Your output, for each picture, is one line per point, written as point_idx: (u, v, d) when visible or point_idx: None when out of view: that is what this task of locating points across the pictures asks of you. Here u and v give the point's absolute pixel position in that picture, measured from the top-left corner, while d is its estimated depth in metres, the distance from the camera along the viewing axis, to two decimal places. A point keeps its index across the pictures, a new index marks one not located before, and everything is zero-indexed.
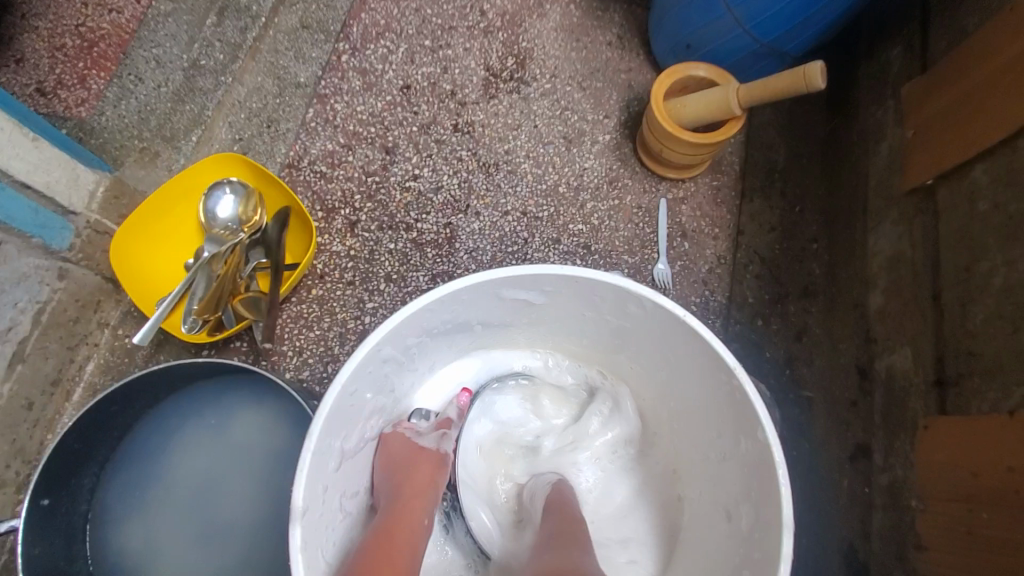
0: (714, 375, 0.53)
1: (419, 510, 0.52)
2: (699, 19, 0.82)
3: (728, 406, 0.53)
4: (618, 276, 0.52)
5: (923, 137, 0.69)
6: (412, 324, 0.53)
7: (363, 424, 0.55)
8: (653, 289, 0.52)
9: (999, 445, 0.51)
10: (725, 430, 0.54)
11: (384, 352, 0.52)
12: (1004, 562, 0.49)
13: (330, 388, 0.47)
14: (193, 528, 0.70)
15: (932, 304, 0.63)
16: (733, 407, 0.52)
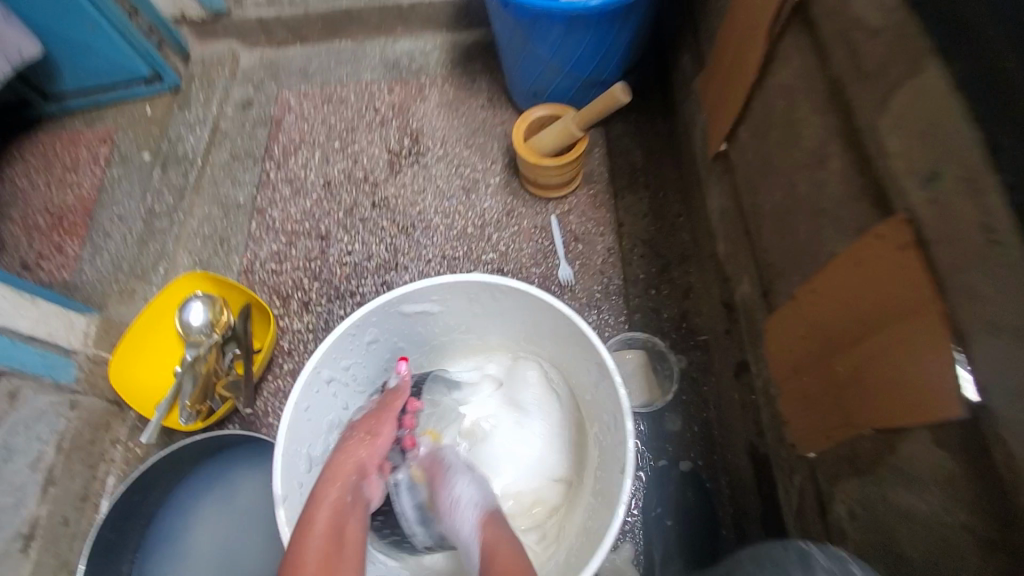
0: (568, 326, 0.69)
1: (342, 487, 0.58)
2: (533, 74, 1.05)
3: (583, 345, 0.68)
4: (475, 273, 0.69)
5: (713, 115, 0.89)
6: (341, 352, 0.69)
7: (326, 436, 0.70)
8: (503, 275, 0.68)
9: (797, 320, 0.65)
10: (592, 366, 0.69)
11: (324, 374, 0.68)
12: (818, 408, 0.61)
13: (285, 406, 0.62)
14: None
15: (747, 236, 0.80)
16: (587, 345, 0.68)
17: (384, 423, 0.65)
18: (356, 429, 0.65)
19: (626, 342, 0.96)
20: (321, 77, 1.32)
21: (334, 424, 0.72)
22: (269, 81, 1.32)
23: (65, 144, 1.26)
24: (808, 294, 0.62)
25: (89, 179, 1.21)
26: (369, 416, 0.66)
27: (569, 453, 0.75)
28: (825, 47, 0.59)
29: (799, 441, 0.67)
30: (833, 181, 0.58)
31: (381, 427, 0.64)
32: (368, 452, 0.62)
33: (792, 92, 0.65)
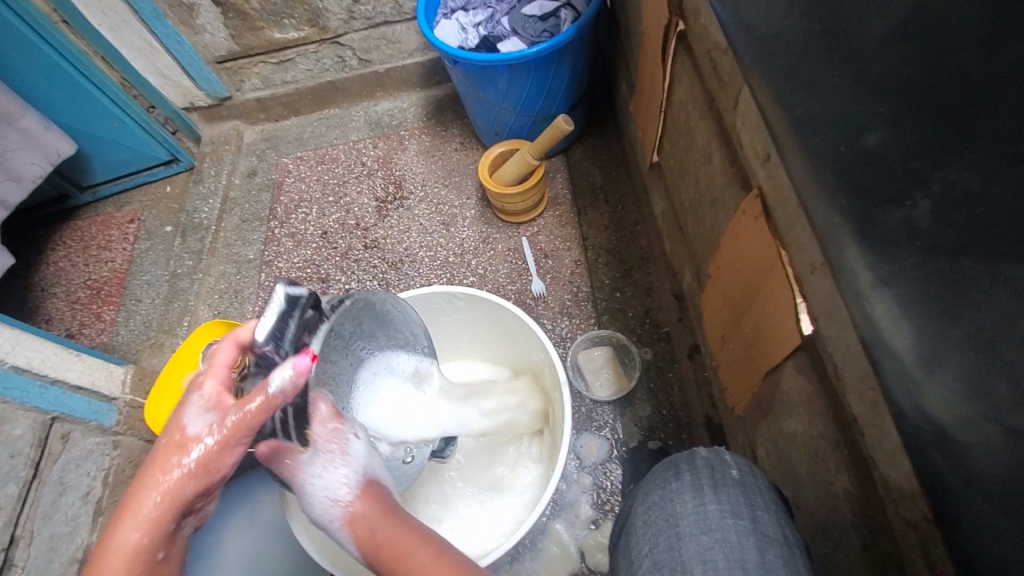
0: (516, 323, 0.79)
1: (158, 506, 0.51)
2: (491, 117, 1.20)
3: (531, 338, 0.78)
4: (434, 286, 0.80)
5: (645, 132, 1.02)
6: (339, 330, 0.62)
7: None
8: (457, 286, 0.80)
9: (714, 295, 0.75)
10: (541, 356, 0.79)
11: None
12: (738, 367, 0.71)
13: None
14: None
15: (681, 231, 0.91)
16: (533, 338, 0.78)
17: (239, 434, 0.51)
18: (169, 435, 0.52)
19: (595, 340, 1.06)
20: (314, 142, 1.49)
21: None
22: (270, 151, 1.50)
23: (99, 227, 1.45)
24: (716, 272, 0.73)
25: (121, 253, 1.39)
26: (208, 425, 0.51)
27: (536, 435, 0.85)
28: (699, 66, 0.71)
29: (733, 401, 0.76)
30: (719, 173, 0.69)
31: (200, 427, 0.52)
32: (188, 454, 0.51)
33: (686, 105, 0.78)
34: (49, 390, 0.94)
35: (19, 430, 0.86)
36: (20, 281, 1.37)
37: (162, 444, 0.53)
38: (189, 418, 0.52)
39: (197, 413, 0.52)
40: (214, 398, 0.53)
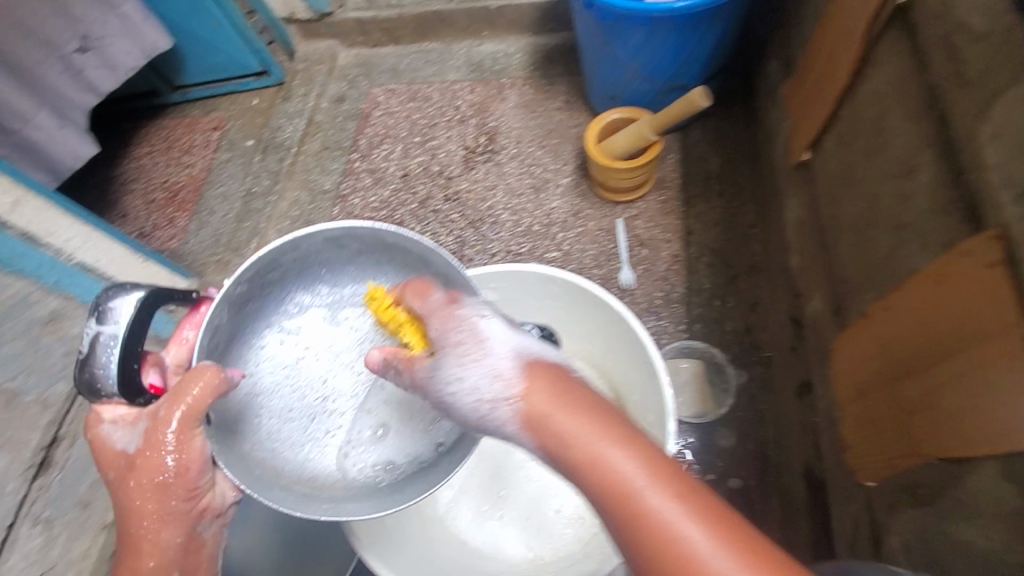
0: (617, 322, 0.69)
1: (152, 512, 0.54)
2: (611, 77, 1.06)
3: (631, 343, 0.68)
4: (531, 263, 0.70)
5: (797, 122, 0.85)
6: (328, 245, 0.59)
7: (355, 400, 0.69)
8: (557, 268, 0.70)
9: (866, 339, 0.61)
10: (640, 364, 0.69)
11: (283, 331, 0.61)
12: (882, 433, 0.58)
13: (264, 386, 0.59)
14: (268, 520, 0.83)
15: (823, 250, 0.76)
16: (635, 342, 0.68)
17: (191, 418, 0.51)
18: (110, 463, 0.55)
19: (683, 350, 0.94)
20: (409, 75, 1.39)
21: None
22: (362, 78, 1.41)
23: (183, 129, 1.42)
24: (880, 312, 0.58)
25: (200, 160, 1.35)
26: (165, 438, 0.52)
27: None
28: (923, 52, 0.56)
29: (858, 467, 0.62)
30: (920, 194, 0.56)
31: (132, 456, 0.54)
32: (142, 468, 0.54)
33: (882, 99, 0.62)
34: None
35: (78, 329, 0.87)
36: (103, 171, 1.36)
37: (115, 482, 0.55)
38: (130, 444, 0.54)
39: (127, 436, 0.54)
40: (133, 415, 0.54)
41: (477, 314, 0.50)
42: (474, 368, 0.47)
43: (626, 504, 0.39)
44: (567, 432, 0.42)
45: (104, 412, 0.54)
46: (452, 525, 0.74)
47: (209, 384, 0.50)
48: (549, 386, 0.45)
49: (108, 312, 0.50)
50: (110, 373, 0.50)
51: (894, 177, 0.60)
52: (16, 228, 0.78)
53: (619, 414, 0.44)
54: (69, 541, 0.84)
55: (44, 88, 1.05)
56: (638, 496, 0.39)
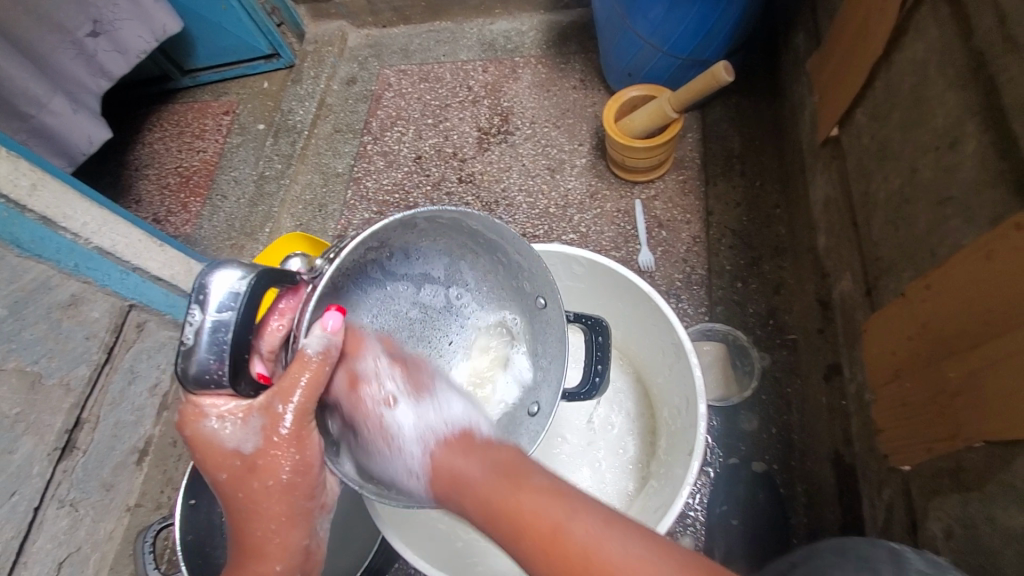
0: (643, 303, 0.68)
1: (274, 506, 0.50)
2: (629, 53, 1.03)
3: (657, 323, 0.67)
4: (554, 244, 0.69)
5: (825, 97, 0.83)
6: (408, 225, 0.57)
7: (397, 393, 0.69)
8: (581, 248, 0.69)
9: (903, 320, 0.59)
10: (666, 345, 0.67)
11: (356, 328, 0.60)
12: (920, 417, 0.56)
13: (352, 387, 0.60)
14: None
15: (854, 229, 0.73)
16: (661, 322, 0.66)
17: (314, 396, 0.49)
18: (213, 467, 0.49)
19: (705, 334, 0.92)
20: (420, 55, 1.36)
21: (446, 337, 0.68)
22: (373, 59, 1.39)
23: (195, 114, 1.41)
24: (919, 292, 0.56)
25: (212, 145, 1.34)
26: (274, 432, 0.48)
27: (634, 431, 0.75)
28: (972, 15, 0.53)
29: (893, 451, 0.61)
30: (964, 167, 0.53)
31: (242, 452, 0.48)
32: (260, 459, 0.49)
33: (922, 69, 0.60)
34: (129, 277, 0.90)
35: (97, 313, 0.87)
36: (116, 157, 1.36)
37: (221, 483, 0.49)
38: (241, 440, 0.48)
39: (241, 432, 0.48)
40: (242, 408, 0.47)
41: (381, 372, 0.55)
42: (390, 440, 0.54)
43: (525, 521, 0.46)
44: (496, 500, 0.48)
45: (209, 404, 0.46)
46: None
47: (326, 358, 0.49)
48: (466, 453, 0.53)
49: (231, 296, 0.43)
50: (232, 362, 0.44)
51: (934, 151, 0.57)
52: (33, 212, 0.76)
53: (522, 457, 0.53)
54: (93, 524, 0.85)
55: (57, 72, 1.04)
56: (537, 512, 0.46)
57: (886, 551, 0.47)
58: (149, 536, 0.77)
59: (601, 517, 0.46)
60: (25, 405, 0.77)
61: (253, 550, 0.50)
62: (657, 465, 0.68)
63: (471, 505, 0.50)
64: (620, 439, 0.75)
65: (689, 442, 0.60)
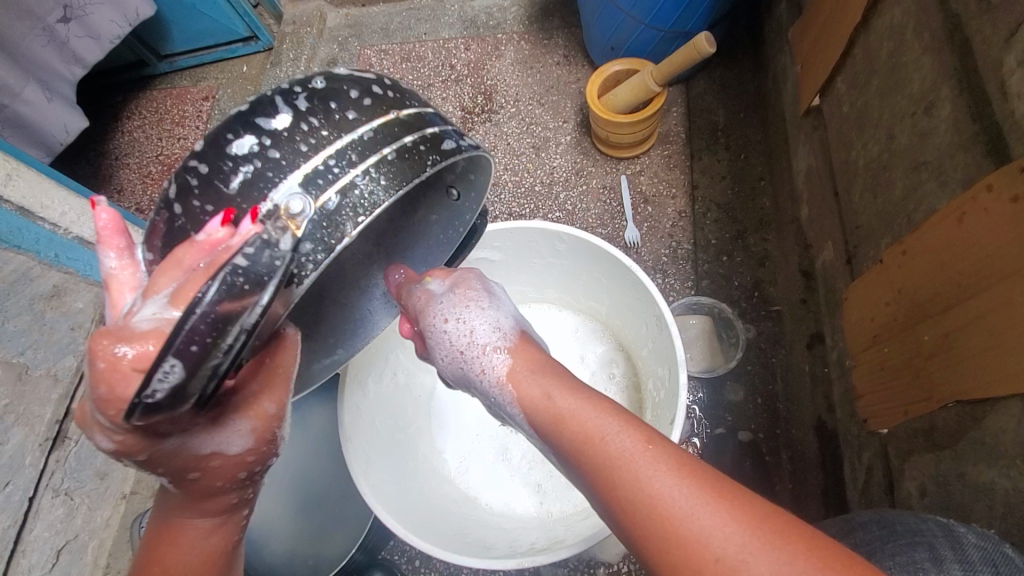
0: (624, 274, 0.68)
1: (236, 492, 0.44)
2: (611, 27, 1.01)
3: (639, 296, 0.68)
4: (536, 220, 0.69)
5: (807, 65, 0.82)
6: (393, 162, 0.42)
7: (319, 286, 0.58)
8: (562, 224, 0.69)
9: (882, 285, 0.59)
10: (648, 316, 0.68)
11: None
12: (898, 381, 0.57)
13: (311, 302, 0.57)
14: (285, 481, 0.85)
15: (836, 198, 0.74)
16: (642, 294, 0.67)
17: (282, 380, 0.44)
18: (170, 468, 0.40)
19: (691, 307, 0.93)
20: (401, 34, 1.34)
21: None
22: (352, 40, 1.36)
23: (173, 100, 1.38)
24: (896, 258, 0.57)
25: (194, 132, 1.33)
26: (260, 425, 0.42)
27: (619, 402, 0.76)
28: None
29: (872, 416, 0.62)
30: (939, 131, 0.53)
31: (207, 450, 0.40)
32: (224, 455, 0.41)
33: (899, 33, 0.59)
34: None
35: (81, 303, 0.87)
36: (95, 147, 1.34)
37: (190, 481, 0.41)
38: (218, 443, 0.40)
39: (219, 438, 0.40)
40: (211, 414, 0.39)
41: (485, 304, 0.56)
42: (474, 322, 0.55)
43: (613, 482, 0.38)
44: (589, 424, 0.42)
45: (166, 429, 0.37)
46: (465, 485, 0.74)
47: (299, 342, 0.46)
48: (531, 361, 0.51)
49: (225, 326, 0.31)
50: (208, 391, 0.33)
51: (911, 117, 0.57)
52: (12, 202, 0.75)
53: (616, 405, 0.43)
54: (90, 512, 0.86)
55: (28, 59, 1.02)
56: (627, 473, 0.38)
57: (890, 515, 0.48)
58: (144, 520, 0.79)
59: (703, 491, 0.35)
60: (13, 396, 0.77)
61: (218, 513, 0.45)
62: None
63: (537, 406, 0.46)
64: None
65: (671, 410, 0.61)
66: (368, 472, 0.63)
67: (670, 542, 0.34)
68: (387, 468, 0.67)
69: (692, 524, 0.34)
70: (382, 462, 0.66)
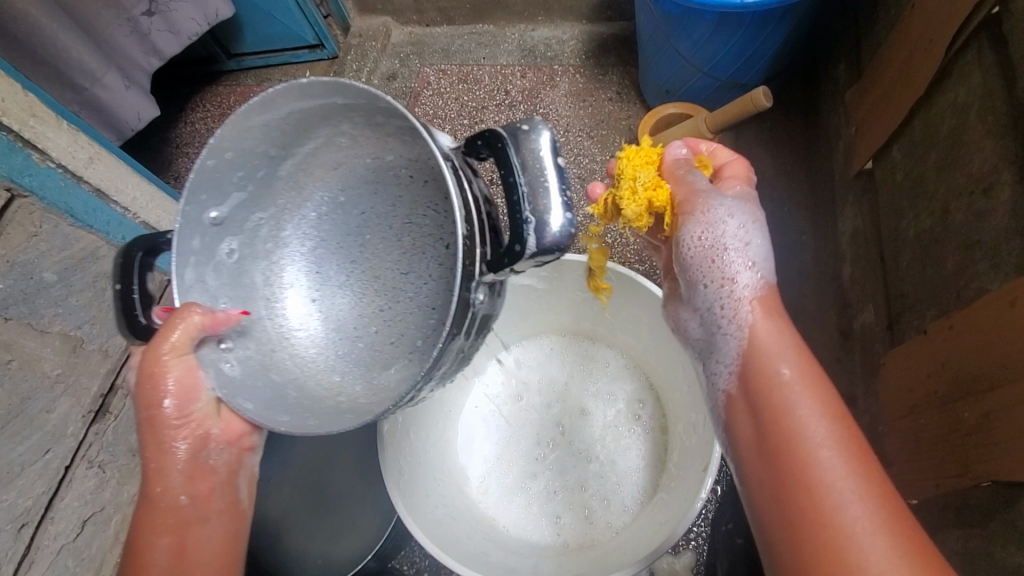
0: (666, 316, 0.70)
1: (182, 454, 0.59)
2: (670, 72, 1.04)
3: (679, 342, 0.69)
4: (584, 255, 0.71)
5: (862, 129, 0.83)
6: (300, 88, 0.49)
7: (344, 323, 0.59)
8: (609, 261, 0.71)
9: (925, 355, 0.60)
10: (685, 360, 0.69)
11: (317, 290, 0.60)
12: (934, 454, 0.57)
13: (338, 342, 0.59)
14: (308, 477, 0.87)
15: (881, 263, 0.74)
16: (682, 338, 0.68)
17: (179, 355, 0.55)
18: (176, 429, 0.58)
19: None
20: (460, 56, 1.39)
21: (392, 263, 0.59)
22: (414, 57, 1.42)
23: (237, 97, 1.45)
24: (942, 331, 0.58)
25: None
26: (214, 427, 0.60)
27: (646, 441, 0.77)
28: (1016, 66, 0.54)
29: (902, 485, 0.62)
30: (996, 214, 0.54)
31: (192, 404, 0.58)
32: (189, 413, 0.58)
33: (963, 112, 0.61)
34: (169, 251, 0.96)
35: None
36: (160, 134, 1.41)
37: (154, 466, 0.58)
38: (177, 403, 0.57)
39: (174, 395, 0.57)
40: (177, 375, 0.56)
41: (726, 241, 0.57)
42: (715, 272, 0.57)
43: (794, 458, 0.45)
44: (801, 407, 0.47)
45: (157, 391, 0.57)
46: (485, 506, 0.75)
47: (196, 324, 0.54)
48: (772, 309, 0.55)
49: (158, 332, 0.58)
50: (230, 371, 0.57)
51: (969, 195, 0.58)
52: (88, 182, 0.81)
53: (839, 400, 0.48)
54: (119, 485, 0.89)
55: (113, 50, 1.08)
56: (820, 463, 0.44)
57: None
58: None
59: (889, 523, 0.41)
60: (65, 366, 0.81)
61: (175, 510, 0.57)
62: (668, 476, 0.71)
63: (749, 354, 0.52)
64: (634, 447, 0.77)
65: (703, 455, 0.62)
66: (400, 482, 0.64)
67: (817, 533, 0.42)
68: (416, 479, 0.68)
69: (855, 534, 0.41)
70: (412, 473, 0.68)
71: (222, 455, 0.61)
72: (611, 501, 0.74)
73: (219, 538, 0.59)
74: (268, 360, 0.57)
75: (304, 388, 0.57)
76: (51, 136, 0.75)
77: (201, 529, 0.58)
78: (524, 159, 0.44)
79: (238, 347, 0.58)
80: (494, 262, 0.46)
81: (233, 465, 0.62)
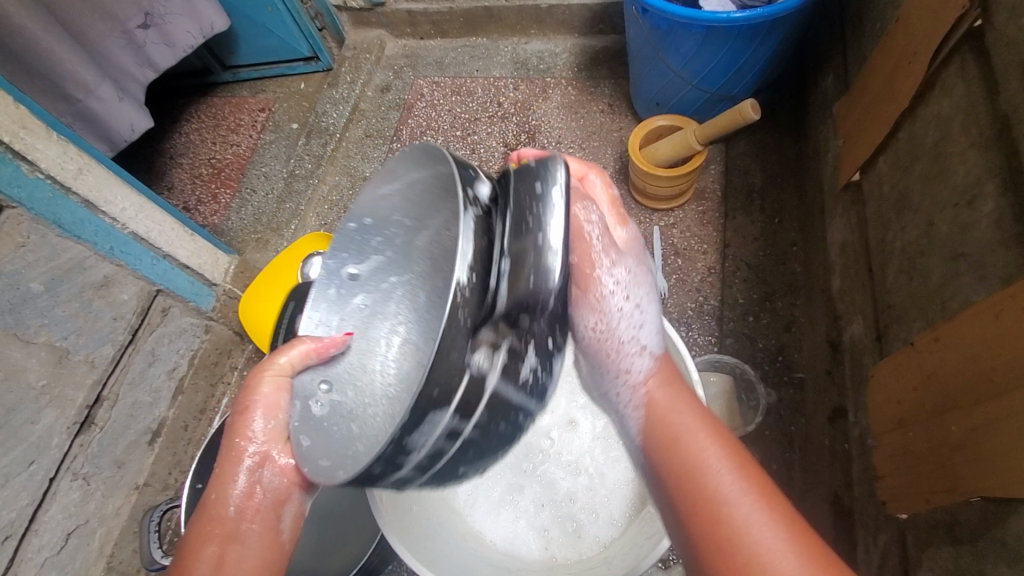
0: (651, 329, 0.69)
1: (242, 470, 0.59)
2: (659, 85, 1.05)
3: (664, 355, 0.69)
4: None
5: (849, 141, 0.84)
6: (407, 155, 0.56)
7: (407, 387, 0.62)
8: None
9: (913, 367, 0.59)
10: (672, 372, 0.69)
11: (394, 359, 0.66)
12: (923, 468, 0.56)
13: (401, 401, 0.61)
14: None
15: (868, 275, 0.75)
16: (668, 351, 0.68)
17: (280, 376, 0.60)
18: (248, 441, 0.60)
19: (713, 364, 0.92)
20: (454, 69, 1.40)
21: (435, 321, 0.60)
22: (408, 69, 1.43)
23: (231, 109, 1.46)
24: (928, 343, 0.57)
25: (246, 140, 1.39)
26: (278, 452, 0.60)
27: None
28: (998, 79, 0.54)
29: (893, 499, 0.61)
30: (980, 226, 0.55)
31: (273, 420, 0.60)
32: (264, 432, 0.60)
33: (946, 125, 0.61)
34: (160, 264, 0.93)
35: (126, 295, 0.89)
36: (154, 145, 1.41)
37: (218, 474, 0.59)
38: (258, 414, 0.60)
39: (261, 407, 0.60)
40: (272, 390, 0.60)
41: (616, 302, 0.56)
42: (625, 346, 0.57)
43: (710, 509, 0.46)
44: (707, 460, 0.49)
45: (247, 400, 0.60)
46: (472, 520, 0.74)
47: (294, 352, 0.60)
48: (669, 377, 0.57)
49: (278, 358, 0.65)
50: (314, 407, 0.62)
51: (953, 207, 0.59)
52: (77, 194, 0.80)
53: (737, 442, 0.51)
54: (103, 499, 0.88)
55: (107, 61, 1.09)
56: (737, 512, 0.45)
57: None
58: (156, 515, 0.81)
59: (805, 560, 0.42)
60: (51, 377, 0.81)
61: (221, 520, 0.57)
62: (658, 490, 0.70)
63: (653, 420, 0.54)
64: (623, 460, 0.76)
65: None
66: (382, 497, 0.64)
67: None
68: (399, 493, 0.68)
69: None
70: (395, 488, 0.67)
71: (276, 480, 0.60)
72: (600, 515, 0.73)
73: (254, 563, 0.56)
74: (354, 411, 0.62)
75: (369, 439, 0.57)
76: (41, 147, 0.76)
77: (241, 547, 0.56)
78: (519, 203, 0.46)
79: (331, 392, 0.64)
80: (478, 310, 0.45)
81: (282, 495, 0.60)
